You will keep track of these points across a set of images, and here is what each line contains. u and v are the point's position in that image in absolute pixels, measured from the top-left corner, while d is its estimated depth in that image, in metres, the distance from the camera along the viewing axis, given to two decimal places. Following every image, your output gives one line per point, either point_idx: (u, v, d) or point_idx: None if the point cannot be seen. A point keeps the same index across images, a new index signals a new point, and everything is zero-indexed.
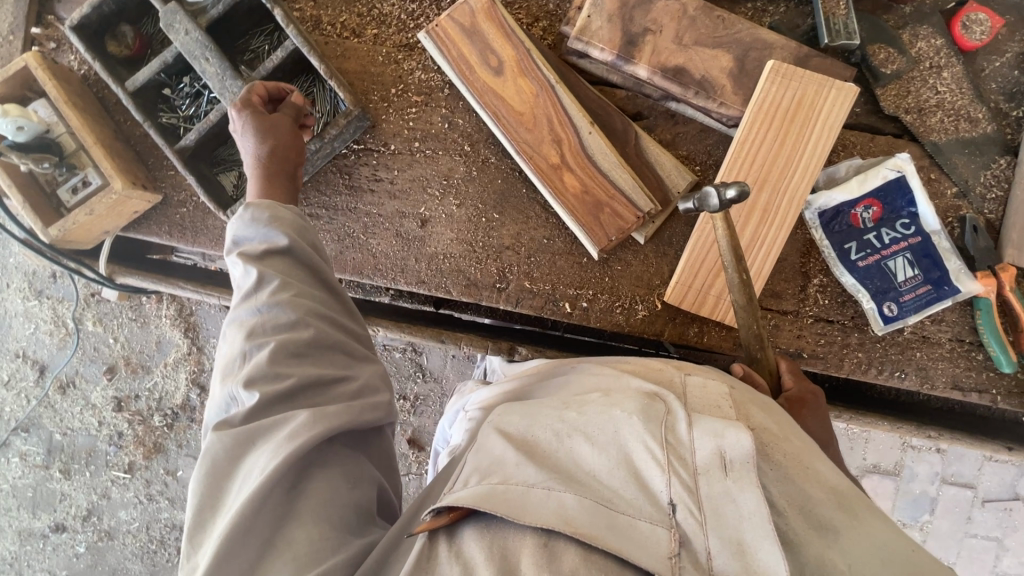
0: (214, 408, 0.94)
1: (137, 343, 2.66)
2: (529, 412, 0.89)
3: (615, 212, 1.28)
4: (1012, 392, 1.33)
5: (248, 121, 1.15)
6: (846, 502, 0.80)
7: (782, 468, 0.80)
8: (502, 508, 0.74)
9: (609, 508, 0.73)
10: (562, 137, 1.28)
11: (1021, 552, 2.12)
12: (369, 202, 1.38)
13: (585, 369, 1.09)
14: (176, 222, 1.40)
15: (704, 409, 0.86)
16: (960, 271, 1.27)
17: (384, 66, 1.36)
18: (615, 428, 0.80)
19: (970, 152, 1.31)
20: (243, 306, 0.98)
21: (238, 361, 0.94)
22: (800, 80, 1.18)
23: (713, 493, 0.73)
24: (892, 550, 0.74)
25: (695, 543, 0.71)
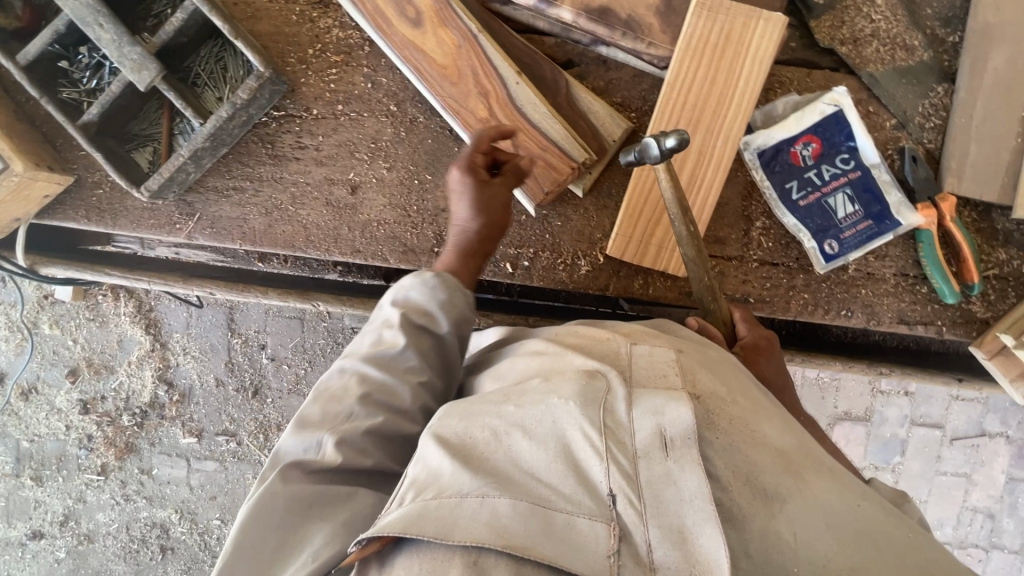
0: (300, 436, 0.94)
1: (98, 343, 2.57)
2: (465, 410, 0.84)
3: (548, 164, 1.23)
4: (957, 323, 1.33)
5: (468, 189, 1.12)
6: (793, 465, 0.78)
7: (729, 437, 0.78)
8: (431, 529, 0.68)
9: (544, 508, 0.71)
10: (488, 89, 1.22)
11: (991, 488, 2.15)
12: (295, 171, 1.32)
13: (524, 343, 1.05)
14: (93, 206, 1.33)
15: (649, 381, 0.84)
16: (901, 204, 1.26)
17: (299, 26, 1.29)
18: (553, 418, 0.78)
19: (907, 81, 1.28)
20: (371, 361, 1.00)
21: (341, 415, 0.95)
22: (727, 13, 1.14)
23: (654, 477, 0.72)
24: (838, 513, 0.74)
25: (636, 535, 0.69)
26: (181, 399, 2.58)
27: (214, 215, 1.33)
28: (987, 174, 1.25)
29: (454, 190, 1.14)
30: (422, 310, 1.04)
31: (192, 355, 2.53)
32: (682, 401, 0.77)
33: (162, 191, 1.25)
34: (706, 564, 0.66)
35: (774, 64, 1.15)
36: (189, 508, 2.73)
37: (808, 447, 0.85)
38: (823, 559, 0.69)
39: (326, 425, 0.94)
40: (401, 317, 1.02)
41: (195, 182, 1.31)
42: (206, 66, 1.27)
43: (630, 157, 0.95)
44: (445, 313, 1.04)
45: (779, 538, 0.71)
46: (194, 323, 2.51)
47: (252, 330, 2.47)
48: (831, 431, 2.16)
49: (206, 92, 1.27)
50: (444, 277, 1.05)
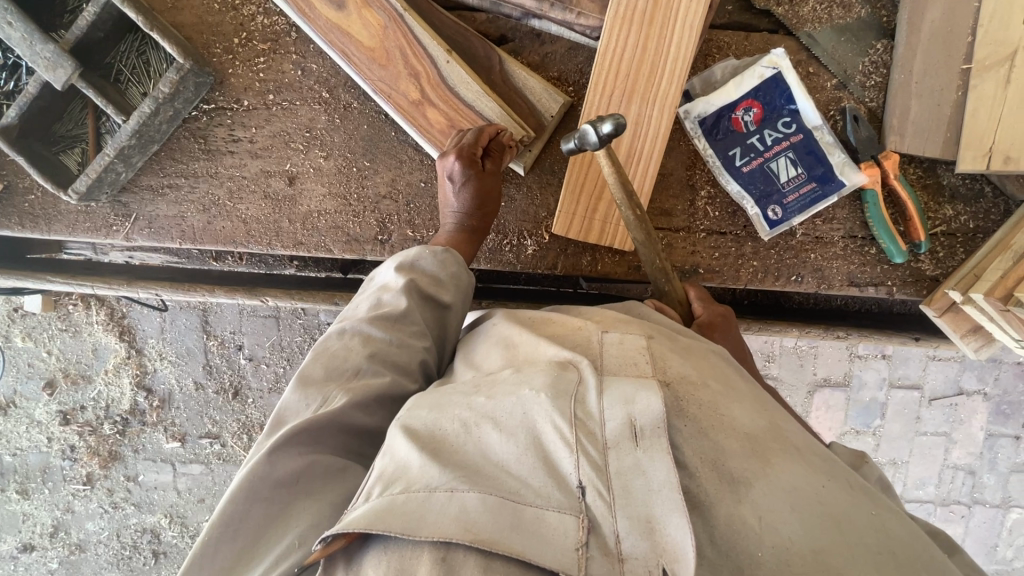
0: (304, 393, 0.90)
1: (73, 353, 2.52)
2: (437, 401, 0.79)
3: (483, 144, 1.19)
4: (907, 282, 1.33)
5: (469, 185, 1.14)
6: (765, 449, 0.70)
7: (697, 423, 0.71)
8: (397, 525, 0.64)
9: (512, 503, 0.66)
10: (419, 69, 1.19)
11: (970, 445, 2.17)
12: (230, 164, 1.30)
13: (496, 329, 0.96)
14: (26, 211, 1.30)
15: (620, 368, 0.77)
16: (845, 164, 1.24)
17: (222, 15, 1.25)
18: (523, 410, 0.72)
19: (846, 40, 1.26)
20: (374, 322, 0.96)
21: (348, 372, 0.91)
22: None
23: (622, 467, 0.66)
24: (808, 493, 0.66)
25: (603, 527, 0.64)
26: (162, 405, 2.56)
27: (150, 215, 1.31)
28: (930, 129, 1.23)
29: (451, 185, 1.15)
30: (428, 277, 1.05)
31: (168, 360, 2.49)
32: (653, 389, 0.71)
33: (92, 192, 1.22)
34: (673, 554, 0.61)
35: (704, 28, 1.13)
36: (178, 511, 2.74)
37: (786, 427, 0.77)
38: (789, 545, 0.62)
39: (332, 381, 0.90)
40: (407, 283, 1.01)
41: (128, 181, 1.29)
42: (128, 62, 1.23)
43: (570, 144, 0.91)
44: (448, 281, 1.06)
45: (743, 524, 0.64)
46: (168, 327, 2.46)
47: (228, 331, 2.44)
48: (811, 398, 2.17)
49: (130, 89, 1.24)
50: (453, 253, 1.08)
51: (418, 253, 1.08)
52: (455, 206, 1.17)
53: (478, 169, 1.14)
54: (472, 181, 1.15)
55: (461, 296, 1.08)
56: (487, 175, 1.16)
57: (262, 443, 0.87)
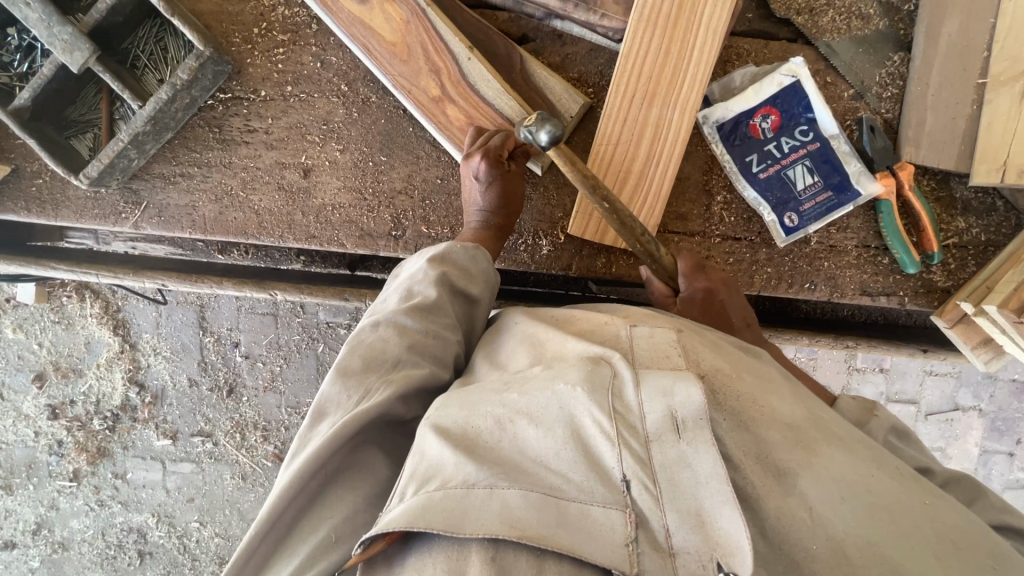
0: (345, 384, 0.87)
1: (65, 346, 2.47)
2: (466, 398, 0.77)
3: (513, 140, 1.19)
4: (920, 293, 1.33)
5: (497, 184, 1.14)
6: (808, 439, 0.70)
7: (737, 416, 0.70)
8: (439, 523, 0.62)
9: (555, 498, 0.65)
10: (440, 66, 1.18)
11: (965, 461, 2.18)
12: (244, 155, 1.28)
13: (519, 329, 0.94)
14: (33, 196, 1.27)
15: (652, 362, 0.76)
16: (862, 173, 1.25)
17: (241, 5, 1.24)
18: (560, 405, 0.71)
19: (863, 51, 1.27)
20: (406, 312, 0.94)
21: (386, 364, 0.89)
22: None
23: (667, 462, 0.65)
24: (856, 482, 0.66)
25: (652, 522, 0.64)
26: (154, 401, 2.52)
27: (161, 203, 1.29)
28: (945, 141, 1.24)
29: (478, 182, 1.14)
30: (459, 271, 1.03)
31: (163, 355, 2.45)
32: (692, 380, 0.69)
33: (103, 178, 1.20)
34: (727, 547, 0.61)
35: (726, 33, 1.13)
36: (166, 511, 2.67)
37: (825, 418, 0.77)
38: (844, 538, 0.62)
39: (372, 372, 0.88)
40: (437, 275, 1.00)
41: (141, 168, 1.27)
42: (145, 48, 1.22)
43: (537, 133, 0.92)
44: (478, 274, 1.04)
45: (794, 517, 0.64)
46: (164, 323, 2.42)
47: (224, 327, 2.40)
48: None
49: (146, 75, 1.22)
50: (484, 249, 1.07)
51: (446, 246, 1.06)
52: (480, 203, 1.16)
53: (503, 170, 1.14)
54: (497, 182, 1.15)
55: (489, 292, 1.07)
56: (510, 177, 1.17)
57: (301, 437, 0.84)
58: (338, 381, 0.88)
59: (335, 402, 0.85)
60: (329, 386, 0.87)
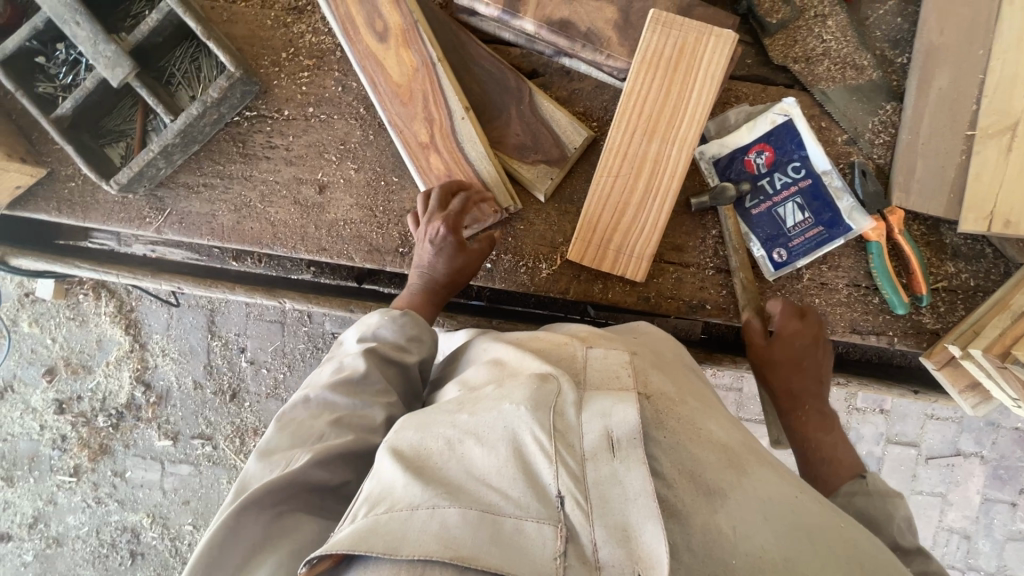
0: (269, 460, 0.92)
1: (78, 343, 2.55)
2: (421, 421, 0.83)
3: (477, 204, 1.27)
4: (909, 334, 1.36)
5: (448, 250, 1.21)
6: (739, 460, 0.79)
7: (675, 435, 0.80)
8: (378, 546, 0.66)
9: (492, 514, 0.70)
10: (434, 117, 1.26)
11: (966, 508, 2.15)
12: (265, 169, 1.36)
13: (489, 352, 1.02)
14: (65, 198, 1.35)
15: (602, 384, 0.85)
16: (853, 209, 1.29)
17: (273, 31, 1.33)
18: (505, 424, 0.77)
19: (857, 99, 1.33)
20: (335, 387, 1.02)
21: (311, 438, 0.94)
22: (680, 28, 1.18)
23: (599, 476, 0.73)
24: (777, 502, 0.74)
25: (582, 536, 0.69)
26: (158, 401, 2.57)
27: (183, 211, 1.36)
28: (935, 189, 1.29)
29: (433, 247, 1.21)
30: (390, 344, 1.11)
31: (170, 356, 2.52)
32: (629, 403, 0.79)
33: (131, 184, 1.28)
34: (648, 561, 0.66)
35: (721, 82, 1.19)
36: (161, 512, 2.69)
37: (758, 446, 0.87)
38: (762, 553, 0.69)
39: (296, 445, 0.93)
40: (366, 348, 1.08)
41: (166, 177, 1.35)
42: (181, 67, 1.31)
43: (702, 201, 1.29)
44: (410, 342, 1.12)
45: (718, 532, 0.71)
46: (175, 324, 2.50)
47: (232, 332, 2.47)
48: None
49: (179, 91, 1.31)
50: (412, 316, 1.14)
51: (378, 321, 1.14)
52: (433, 269, 1.22)
53: (457, 237, 1.20)
54: (449, 249, 1.21)
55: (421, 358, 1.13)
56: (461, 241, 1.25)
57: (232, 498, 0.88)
58: (260, 460, 0.92)
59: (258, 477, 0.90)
60: (251, 464, 0.91)
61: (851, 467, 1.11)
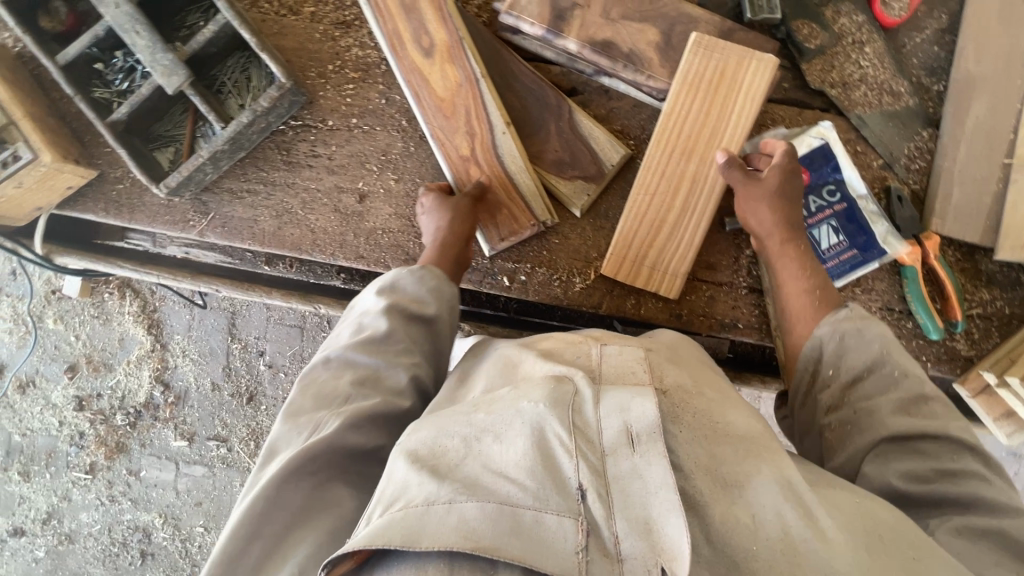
0: (295, 422, 0.94)
1: (100, 341, 2.59)
2: (434, 422, 0.84)
3: (513, 215, 1.32)
4: (942, 360, 1.35)
5: (433, 209, 1.29)
6: (758, 448, 0.81)
7: (692, 431, 0.81)
8: (397, 539, 0.68)
9: (510, 507, 0.71)
10: (476, 131, 1.29)
11: None
12: (307, 177, 1.39)
13: (499, 351, 1.05)
14: (112, 199, 1.39)
15: (616, 379, 0.88)
16: (888, 235, 1.30)
17: (321, 43, 1.37)
18: (522, 421, 0.79)
19: (894, 125, 1.34)
20: (359, 347, 1.04)
21: (337, 399, 0.97)
22: (721, 52, 1.21)
23: (620, 472, 0.75)
24: (797, 487, 0.75)
25: (602, 530, 0.71)
26: (176, 401, 2.59)
27: (226, 215, 1.40)
28: (970, 216, 1.30)
29: (422, 212, 1.30)
30: (407, 298, 1.13)
31: (190, 358, 2.55)
32: (647, 397, 0.80)
33: (179, 188, 1.31)
34: (671, 553, 0.68)
35: (761, 103, 1.21)
36: (173, 513, 2.69)
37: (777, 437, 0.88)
38: (782, 538, 0.70)
39: (322, 408, 0.96)
40: (386, 305, 1.10)
41: (211, 182, 1.38)
42: (232, 76, 1.35)
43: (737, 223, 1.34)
44: (430, 295, 1.14)
45: (738, 522, 0.72)
46: (196, 326, 2.53)
47: (252, 336, 2.50)
48: None
49: (229, 100, 1.35)
50: (432, 270, 1.16)
51: (397, 275, 1.17)
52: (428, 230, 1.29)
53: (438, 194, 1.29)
54: (435, 206, 1.28)
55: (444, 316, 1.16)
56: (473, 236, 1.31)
57: (256, 475, 0.90)
58: (286, 420, 0.95)
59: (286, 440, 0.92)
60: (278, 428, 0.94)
61: (827, 300, 1.17)
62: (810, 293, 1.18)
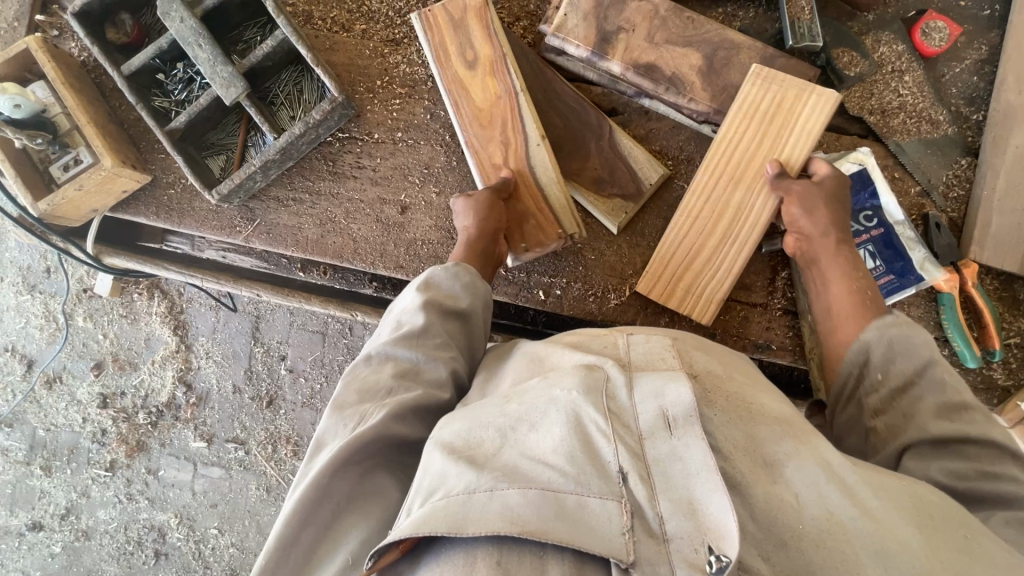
0: (341, 415, 0.95)
1: (127, 340, 2.64)
2: (466, 416, 0.88)
3: (539, 225, 1.30)
4: (979, 388, 1.35)
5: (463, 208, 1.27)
6: (797, 430, 0.84)
7: (724, 413, 0.83)
8: (443, 525, 0.71)
9: (553, 492, 0.73)
10: (511, 142, 1.30)
11: None
12: (352, 188, 1.43)
13: (524, 350, 1.07)
14: (163, 204, 1.44)
15: (648, 365, 0.90)
16: (926, 260, 1.30)
17: (370, 59, 1.42)
18: (556, 408, 0.82)
19: (932, 152, 1.36)
20: (400, 343, 1.04)
21: (382, 392, 0.97)
22: (781, 84, 1.22)
23: (660, 454, 0.76)
24: (839, 467, 0.77)
25: (647, 512, 0.72)
26: (198, 402, 2.63)
27: (271, 222, 1.44)
28: (1010, 245, 1.30)
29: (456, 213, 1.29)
30: (444, 293, 1.13)
31: (214, 359, 2.59)
32: (681, 382, 0.81)
33: (231, 195, 1.36)
34: (717, 532, 0.68)
35: (819, 136, 1.22)
36: (189, 514, 2.71)
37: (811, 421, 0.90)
38: (829, 517, 0.72)
39: (368, 401, 0.96)
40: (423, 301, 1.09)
41: (259, 190, 1.42)
42: (285, 88, 1.40)
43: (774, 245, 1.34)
44: (464, 288, 1.14)
45: (782, 501, 0.74)
46: (220, 328, 2.58)
47: (276, 339, 2.54)
48: None
49: (281, 111, 1.40)
50: (465, 266, 1.15)
51: (431, 272, 1.17)
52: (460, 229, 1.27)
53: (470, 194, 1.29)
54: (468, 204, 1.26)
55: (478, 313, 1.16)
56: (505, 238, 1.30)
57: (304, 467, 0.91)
58: (335, 412, 0.96)
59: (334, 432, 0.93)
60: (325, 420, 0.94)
61: (874, 306, 1.13)
62: (856, 295, 1.15)
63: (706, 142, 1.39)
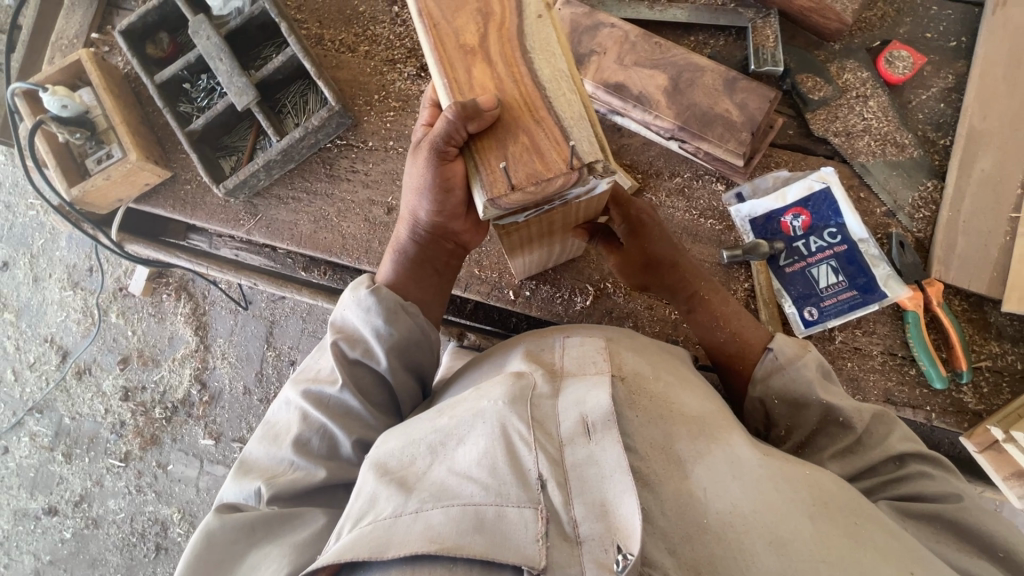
0: (245, 480, 1.05)
1: (153, 337, 2.83)
2: (401, 434, 0.96)
3: (536, 145, 0.86)
4: (948, 411, 1.32)
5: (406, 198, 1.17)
6: (709, 424, 0.93)
7: (647, 414, 0.92)
8: (366, 551, 0.77)
9: (474, 507, 0.81)
10: (494, 16, 0.89)
11: None
12: (345, 189, 1.56)
13: (503, 345, 1.21)
14: (180, 197, 1.61)
15: (577, 368, 1.00)
16: (889, 278, 1.32)
17: (371, 77, 1.58)
18: (482, 421, 0.90)
19: (897, 174, 1.39)
20: (304, 397, 1.10)
21: (283, 465, 1.05)
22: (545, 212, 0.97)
23: (578, 458, 0.85)
24: (747, 462, 0.86)
25: (562, 516, 0.80)
26: (210, 401, 2.77)
27: (272, 217, 1.58)
28: (975, 267, 1.31)
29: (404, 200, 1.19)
30: (350, 339, 1.14)
31: (228, 360, 2.74)
32: (603, 391, 0.91)
33: (235, 190, 1.51)
34: (625, 532, 0.76)
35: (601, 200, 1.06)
36: (191, 509, 2.79)
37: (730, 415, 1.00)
38: (733, 509, 0.80)
39: (268, 470, 1.05)
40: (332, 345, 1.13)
41: (263, 189, 1.57)
42: (293, 100, 1.57)
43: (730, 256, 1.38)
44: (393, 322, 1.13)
45: (690, 495, 0.83)
46: (237, 331, 2.74)
47: (287, 345, 2.68)
48: None
49: (288, 119, 1.56)
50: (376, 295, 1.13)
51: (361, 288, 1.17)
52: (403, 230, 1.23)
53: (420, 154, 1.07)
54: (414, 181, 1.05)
55: (398, 350, 1.14)
56: (456, 198, 1.06)
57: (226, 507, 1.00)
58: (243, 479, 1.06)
59: (240, 493, 1.04)
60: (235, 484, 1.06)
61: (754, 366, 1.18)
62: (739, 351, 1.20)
63: (674, 158, 1.46)
